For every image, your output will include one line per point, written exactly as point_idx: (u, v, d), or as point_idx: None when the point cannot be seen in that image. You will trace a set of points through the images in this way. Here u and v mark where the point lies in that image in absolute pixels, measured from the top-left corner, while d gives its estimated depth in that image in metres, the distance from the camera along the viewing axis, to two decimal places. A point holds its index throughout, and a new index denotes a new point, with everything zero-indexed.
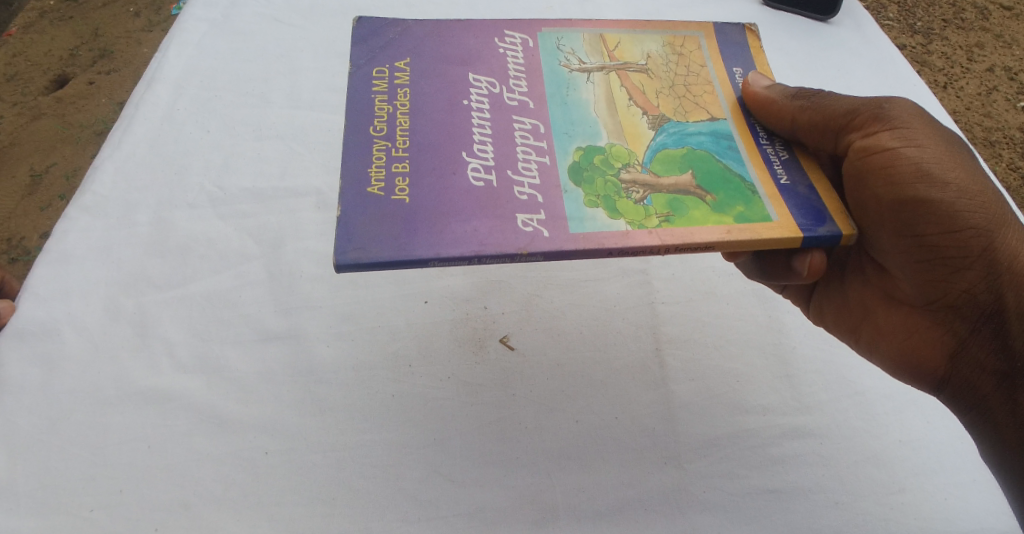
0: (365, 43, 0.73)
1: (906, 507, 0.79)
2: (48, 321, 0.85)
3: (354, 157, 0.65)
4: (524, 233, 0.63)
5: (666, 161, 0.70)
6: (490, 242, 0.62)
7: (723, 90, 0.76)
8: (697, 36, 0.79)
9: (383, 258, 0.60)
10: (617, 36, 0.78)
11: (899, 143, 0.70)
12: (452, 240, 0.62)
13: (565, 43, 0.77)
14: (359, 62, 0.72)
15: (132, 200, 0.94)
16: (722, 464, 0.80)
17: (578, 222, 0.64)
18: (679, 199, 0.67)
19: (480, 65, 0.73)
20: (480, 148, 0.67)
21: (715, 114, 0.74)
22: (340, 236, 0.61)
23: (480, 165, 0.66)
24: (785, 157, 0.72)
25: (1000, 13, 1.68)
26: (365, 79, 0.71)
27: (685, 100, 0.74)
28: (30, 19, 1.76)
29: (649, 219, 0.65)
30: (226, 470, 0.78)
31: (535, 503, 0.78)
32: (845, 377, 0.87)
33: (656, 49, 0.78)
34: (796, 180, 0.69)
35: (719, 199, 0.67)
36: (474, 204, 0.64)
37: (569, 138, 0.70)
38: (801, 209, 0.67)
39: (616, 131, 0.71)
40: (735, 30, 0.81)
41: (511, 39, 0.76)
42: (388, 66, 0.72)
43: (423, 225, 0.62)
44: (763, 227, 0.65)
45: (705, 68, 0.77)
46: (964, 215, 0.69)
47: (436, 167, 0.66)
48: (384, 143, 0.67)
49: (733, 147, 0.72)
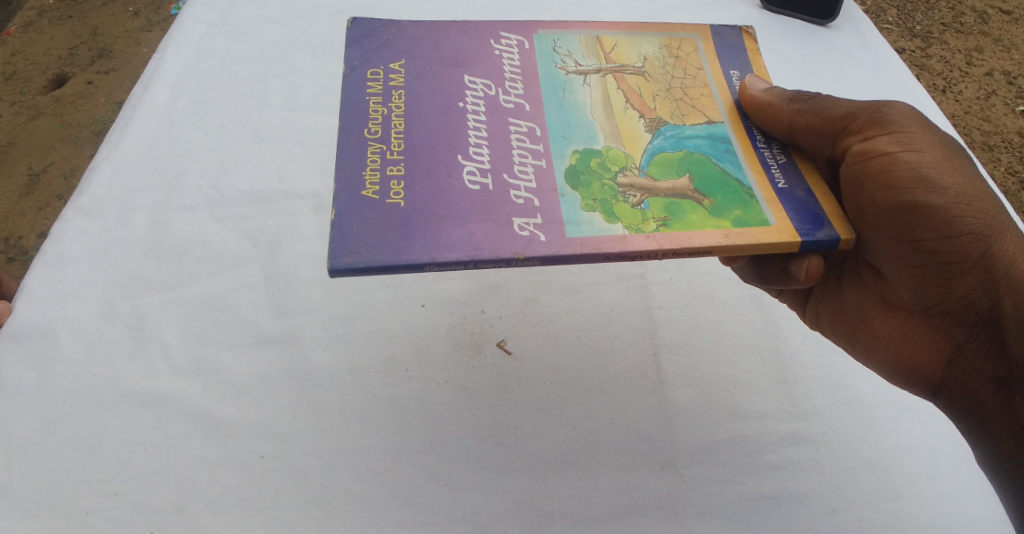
0: (360, 45, 0.73)
1: (902, 514, 0.79)
2: (44, 322, 0.85)
3: (348, 160, 0.65)
4: (521, 237, 0.63)
5: (663, 164, 0.70)
6: (487, 246, 0.62)
7: (720, 93, 0.76)
8: (694, 38, 0.79)
9: (378, 262, 0.60)
10: (614, 38, 0.78)
11: (898, 148, 0.70)
12: (449, 245, 0.62)
13: (562, 45, 0.77)
14: (354, 63, 0.72)
15: (130, 202, 0.94)
16: (719, 470, 0.80)
17: (576, 226, 0.64)
18: (677, 203, 0.66)
19: (476, 67, 0.73)
20: (476, 150, 0.67)
21: (713, 117, 0.74)
22: (335, 239, 0.61)
23: (476, 168, 0.66)
24: (783, 161, 0.72)
25: (999, 17, 1.68)
26: (360, 81, 0.70)
27: (682, 103, 0.74)
28: (29, 17, 1.76)
29: (647, 222, 0.64)
30: (222, 473, 0.78)
31: (532, 508, 0.77)
32: (843, 383, 0.86)
33: (653, 51, 0.78)
34: (793, 184, 0.69)
35: (717, 203, 0.67)
36: (469, 208, 0.64)
37: (566, 140, 0.69)
38: (798, 214, 0.67)
39: (613, 134, 0.71)
40: (732, 33, 0.80)
41: (507, 42, 0.76)
42: (383, 67, 0.72)
43: (419, 229, 0.62)
44: (762, 232, 0.65)
45: (702, 71, 0.77)
46: (962, 220, 0.69)
47: (432, 170, 0.66)
48: (379, 146, 0.66)
49: (730, 151, 0.72)
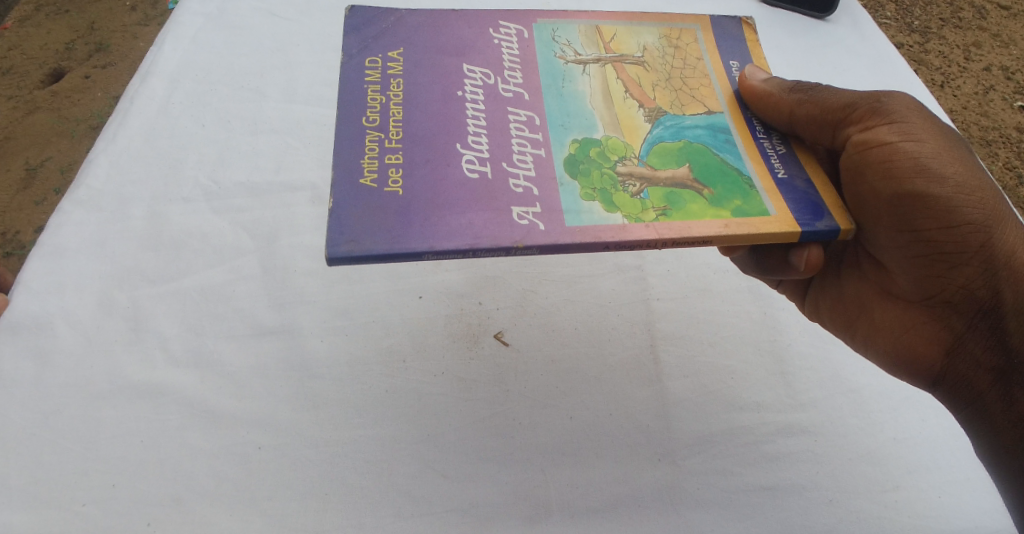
0: (358, 34, 0.72)
1: (900, 505, 0.79)
2: (40, 314, 0.84)
3: (346, 148, 0.65)
4: (520, 225, 0.62)
5: (663, 154, 0.69)
6: (486, 234, 0.62)
7: (720, 83, 0.76)
8: (694, 29, 0.79)
9: (376, 251, 0.60)
10: (613, 28, 0.78)
11: (898, 137, 0.70)
12: (447, 233, 0.61)
13: (561, 34, 0.76)
14: (352, 52, 0.71)
15: (127, 194, 0.94)
16: (716, 461, 0.80)
17: (575, 215, 0.64)
18: (677, 192, 0.66)
19: (475, 56, 0.73)
20: (476, 139, 0.67)
21: (712, 106, 0.74)
22: (333, 228, 0.61)
23: (475, 157, 0.66)
24: (782, 151, 0.71)
25: (998, 12, 1.68)
26: (358, 69, 0.70)
27: (682, 93, 0.74)
28: (25, 12, 1.75)
29: (646, 212, 0.64)
30: (220, 465, 0.77)
31: (529, 499, 0.77)
32: (840, 374, 0.86)
33: (653, 42, 0.78)
34: (793, 175, 0.69)
35: (717, 193, 0.67)
36: (468, 197, 0.63)
37: (566, 130, 0.69)
38: (798, 204, 0.66)
39: (612, 124, 0.70)
40: (731, 24, 0.80)
41: (506, 31, 0.76)
42: (381, 56, 0.71)
43: (417, 217, 0.62)
44: (761, 221, 0.65)
45: (701, 61, 0.77)
46: (963, 210, 0.69)
47: (430, 158, 0.65)
48: (377, 134, 0.66)
49: (730, 141, 0.71)
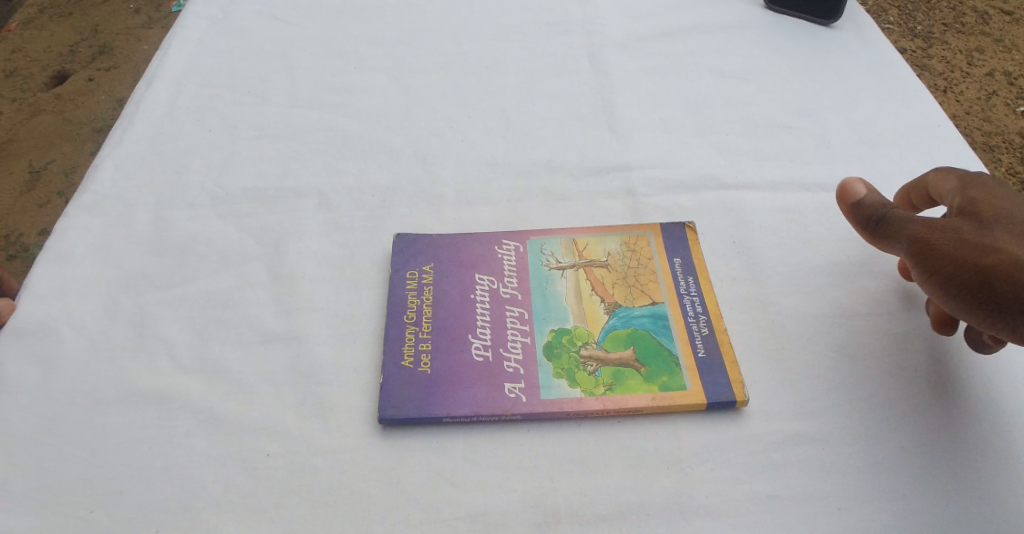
0: (401, 253, 0.91)
1: (907, 514, 0.77)
2: (47, 319, 0.85)
3: (393, 338, 0.84)
4: (509, 397, 0.81)
5: (615, 339, 0.86)
6: (485, 405, 0.80)
7: (664, 279, 0.91)
8: (647, 234, 0.95)
9: (412, 415, 0.80)
10: (586, 238, 0.95)
11: (871, 199, 0.82)
12: (460, 402, 0.80)
13: (547, 246, 0.93)
14: (397, 265, 0.90)
15: (132, 199, 0.95)
16: (725, 469, 0.79)
17: (548, 389, 0.82)
18: (622, 370, 0.84)
19: (484, 267, 0.91)
20: (482, 333, 0.85)
21: (656, 298, 0.89)
22: (383, 398, 0.81)
23: (481, 346, 0.84)
24: (706, 331, 0.87)
25: (1000, 18, 1.69)
26: (401, 281, 0.89)
27: (634, 289, 0.90)
28: (30, 16, 1.77)
29: (597, 387, 0.82)
30: (228, 472, 0.77)
31: (538, 506, 0.77)
32: (849, 381, 0.85)
33: (615, 247, 0.94)
34: (710, 353, 0.85)
35: (650, 370, 0.84)
36: (473, 378, 0.82)
37: (546, 322, 0.87)
38: (711, 384, 0.83)
39: (579, 316, 0.87)
40: (678, 227, 0.96)
41: (507, 245, 0.93)
42: (418, 268, 0.90)
43: (441, 391, 0.81)
44: (679, 395, 0.82)
45: (652, 262, 0.93)
46: (944, 230, 0.74)
47: (451, 346, 0.84)
48: (413, 327, 0.85)
49: (667, 326, 0.87)
